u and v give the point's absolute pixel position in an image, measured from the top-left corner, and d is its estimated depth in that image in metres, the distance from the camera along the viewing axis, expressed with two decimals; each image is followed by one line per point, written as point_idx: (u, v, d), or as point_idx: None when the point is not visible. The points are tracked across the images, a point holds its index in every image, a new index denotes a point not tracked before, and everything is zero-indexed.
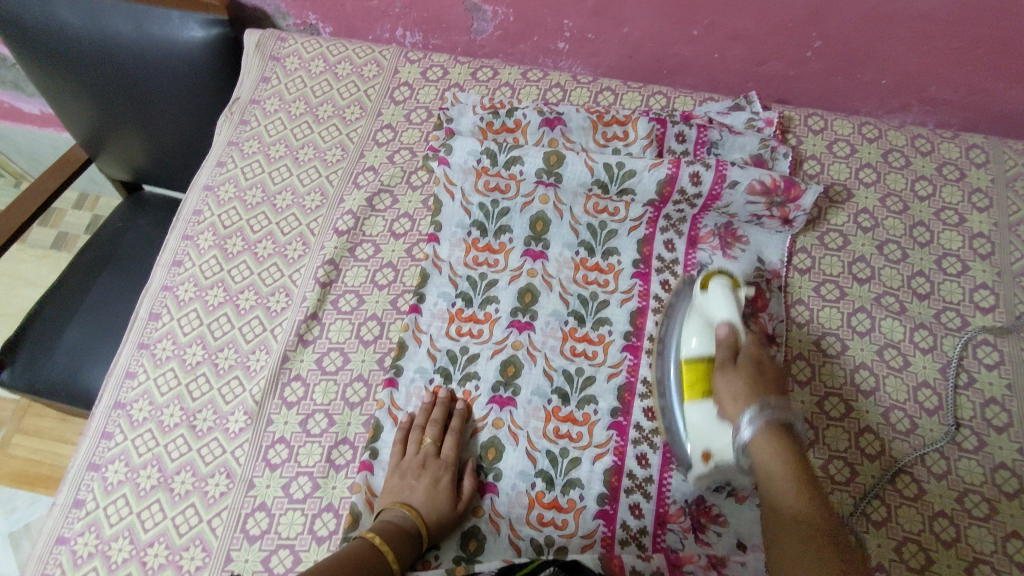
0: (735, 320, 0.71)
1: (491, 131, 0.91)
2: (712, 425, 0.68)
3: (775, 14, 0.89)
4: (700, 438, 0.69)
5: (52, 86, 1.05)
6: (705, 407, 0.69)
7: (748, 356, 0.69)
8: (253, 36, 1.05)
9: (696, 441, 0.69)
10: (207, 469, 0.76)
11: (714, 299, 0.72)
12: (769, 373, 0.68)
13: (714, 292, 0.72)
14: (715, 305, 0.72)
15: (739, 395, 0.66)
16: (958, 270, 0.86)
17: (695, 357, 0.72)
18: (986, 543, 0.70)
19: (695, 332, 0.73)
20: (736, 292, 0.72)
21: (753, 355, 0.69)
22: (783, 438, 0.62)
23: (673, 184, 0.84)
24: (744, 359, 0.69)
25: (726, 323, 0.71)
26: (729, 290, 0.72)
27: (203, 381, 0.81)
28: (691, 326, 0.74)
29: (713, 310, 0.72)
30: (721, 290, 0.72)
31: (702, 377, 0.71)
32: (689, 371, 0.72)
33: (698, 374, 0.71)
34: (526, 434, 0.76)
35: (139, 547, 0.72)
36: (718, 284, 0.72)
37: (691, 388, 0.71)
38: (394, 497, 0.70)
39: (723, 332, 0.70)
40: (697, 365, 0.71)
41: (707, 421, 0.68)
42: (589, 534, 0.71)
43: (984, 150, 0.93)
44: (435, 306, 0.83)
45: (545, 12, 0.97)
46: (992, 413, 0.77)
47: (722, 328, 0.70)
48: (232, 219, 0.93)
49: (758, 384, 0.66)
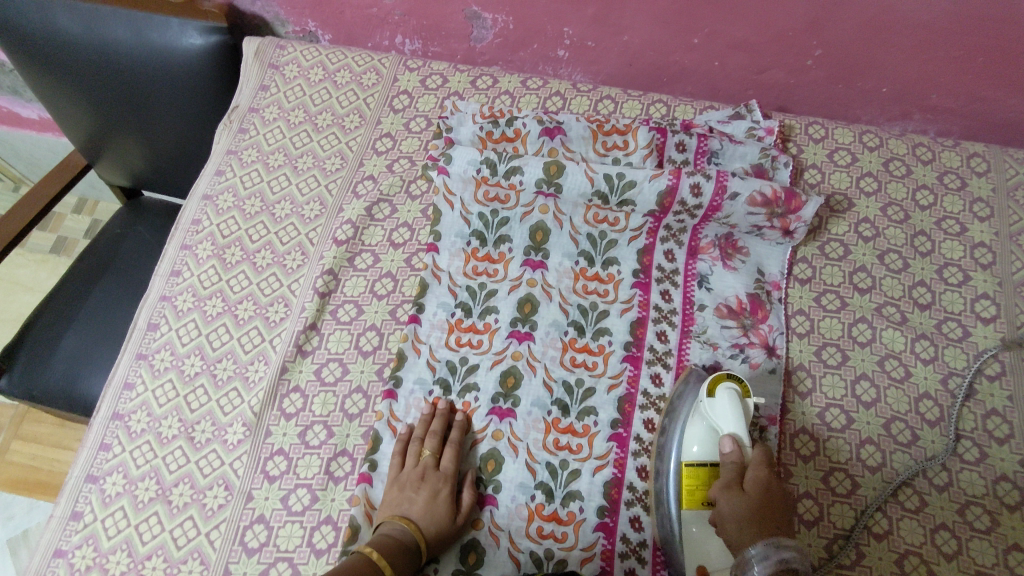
0: (742, 433, 0.67)
1: (491, 140, 0.91)
2: (711, 538, 0.65)
3: (776, 22, 0.89)
4: (694, 553, 0.65)
5: (50, 93, 1.05)
6: (703, 522, 0.66)
7: (757, 478, 0.63)
8: (253, 44, 1.05)
9: (690, 556, 0.66)
10: (205, 481, 0.75)
11: (722, 410, 0.69)
12: (778, 500, 0.63)
13: (722, 400, 0.69)
14: (723, 415, 0.68)
15: (743, 523, 0.61)
16: (959, 280, 0.85)
17: (697, 466, 0.68)
18: (988, 555, 0.69)
19: (699, 438, 0.69)
20: (744, 401, 0.70)
21: (761, 476, 0.64)
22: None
23: (674, 195, 0.83)
24: (751, 482, 0.63)
25: (732, 437, 0.67)
26: (737, 398, 0.69)
27: (201, 392, 0.81)
28: (694, 430, 0.70)
29: (719, 419, 0.69)
30: (731, 399, 0.69)
31: (702, 488, 0.67)
32: (689, 480, 0.68)
33: (699, 485, 0.67)
34: (526, 445, 0.76)
35: (136, 560, 0.72)
36: (728, 393, 0.69)
37: (689, 497, 0.67)
38: (392, 511, 0.69)
39: (729, 446, 0.66)
40: (698, 474, 0.68)
41: (704, 535, 0.65)
42: (589, 547, 0.71)
43: (985, 158, 0.93)
44: (434, 317, 0.82)
45: (545, 20, 0.97)
46: (994, 425, 0.76)
47: (730, 442, 0.67)
48: (231, 229, 0.92)
49: (763, 515, 0.61)
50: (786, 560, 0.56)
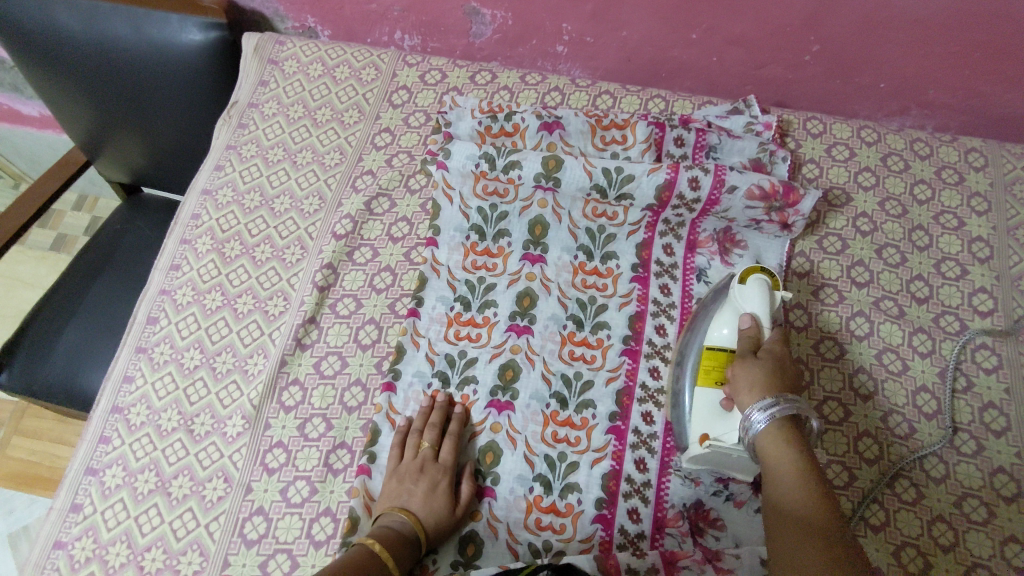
0: (763, 316, 0.70)
1: (489, 135, 0.91)
2: (721, 412, 0.68)
3: (774, 18, 0.89)
4: (702, 422, 0.69)
5: (50, 89, 1.05)
6: (713, 396, 0.69)
7: (770, 352, 0.67)
8: (252, 40, 1.06)
9: (698, 424, 0.70)
10: (205, 473, 0.76)
11: (749, 293, 0.71)
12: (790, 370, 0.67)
13: (752, 287, 0.71)
14: (749, 298, 0.71)
15: (754, 383, 0.65)
16: (956, 274, 0.86)
17: (718, 349, 0.71)
18: (985, 547, 0.70)
19: (725, 323, 0.72)
20: (774, 292, 0.71)
21: (775, 350, 0.68)
22: (793, 434, 0.61)
23: (672, 188, 0.84)
24: (765, 354, 0.67)
25: (753, 318, 0.70)
26: (765, 287, 0.70)
27: (200, 385, 0.81)
28: (721, 317, 0.73)
29: (744, 303, 0.71)
30: (760, 286, 0.70)
31: (720, 368, 0.70)
32: (708, 359, 0.71)
33: (717, 364, 0.71)
34: (524, 438, 0.76)
35: (136, 551, 0.72)
36: (756, 280, 0.71)
37: (706, 374, 0.71)
38: (392, 502, 0.70)
39: (748, 325, 0.69)
40: (718, 355, 0.71)
41: (712, 407, 0.69)
42: (587, 539, 0.71)
43: (983, 153, 0.93)
44: (433, 311, 0.83)
45: (544, 16, 0.97)
46: (991, 417, 0.77)
47: (749, 322, 0.70)
48: (230, 223, 0.93)
49: (772, 377, 0.65)
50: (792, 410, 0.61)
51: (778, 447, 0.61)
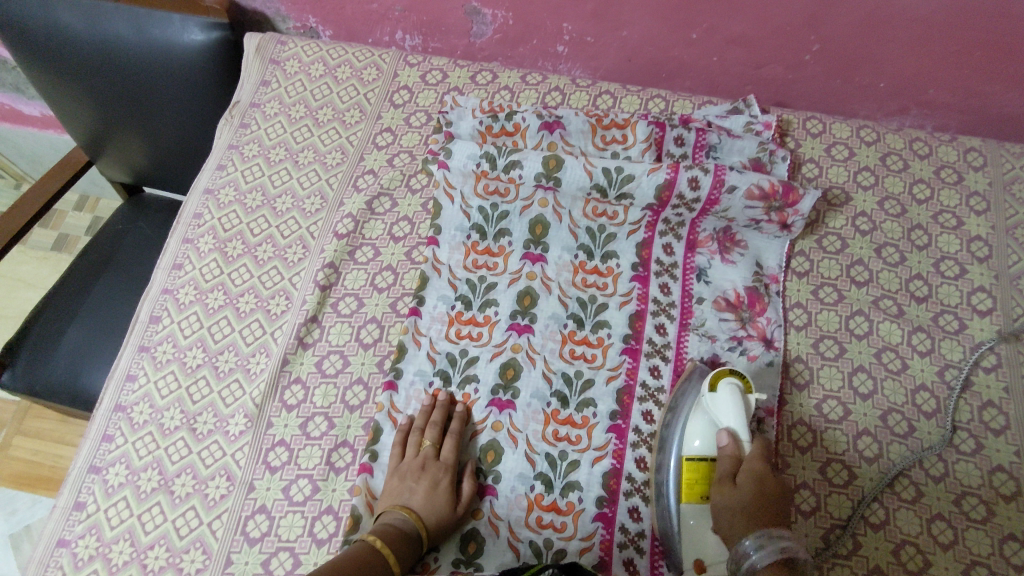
0: (740, 429, 0.70)
1: (490, 134, 0.91)
2: (709, 533, 0.67)
3: (774, 18, 0.89)
4: (693, 547, 0.67)
5: (54, 90, 1.05)
6: (701, 515, 0.68)
7: (751, 470, 0.67)
8: (254, 39, 1.06)
9: (688, 548, 0.68)
10: (207, 472, 0.76)
11: (723, 403, 0.71)
12: (772, 488, 0.65)
13: (724, 395, 0.71)
14: (724, 411, 0.71)
15: (737, 513, 0.64)
16: (955, 273, 0.86)
17: (697, 460, 0.70)
18: (984, 545, 0.70)
19: (699, 434, 0.72)
20: (745, 397, 0.72)
21: (755, 468, 0.67)
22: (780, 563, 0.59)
23: (672, 188, 0.84)
24: (746, 473, 0.66)
25: (730, 432, 0.70)
26: (738, 394, 0.71)
27: (203, 383, 0.82)
28: (695, 426, 0.72)
29: (720, 414, 0.71)
30: (733, 394, 0.71)
31: (702, 481, 0.70)
32: (688, 474, 0.70)
33: (698, 478, 0.70)
34: (525, 436, 0.76)
35: (139, 549, 0.72)
36: (729, 387, 0.71)
37: (688, 490, 0.69)
38: (394, 500, 0.70)
39: (726, 440, 0.70)
40: (698, 468, 0.70)
41: (701, 529, 0.67)
42: (588, 537, 0.71)
43: (982, 153, 0.94)
44: (434, 310, 0.83)
45: (544, 16, 0.97)
46: (990, 416, 0.77)
47: (727, 437, 0.70)
48: (232, 222, 0.93)
49: (756, 502, 0.64)
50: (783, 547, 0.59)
51: None
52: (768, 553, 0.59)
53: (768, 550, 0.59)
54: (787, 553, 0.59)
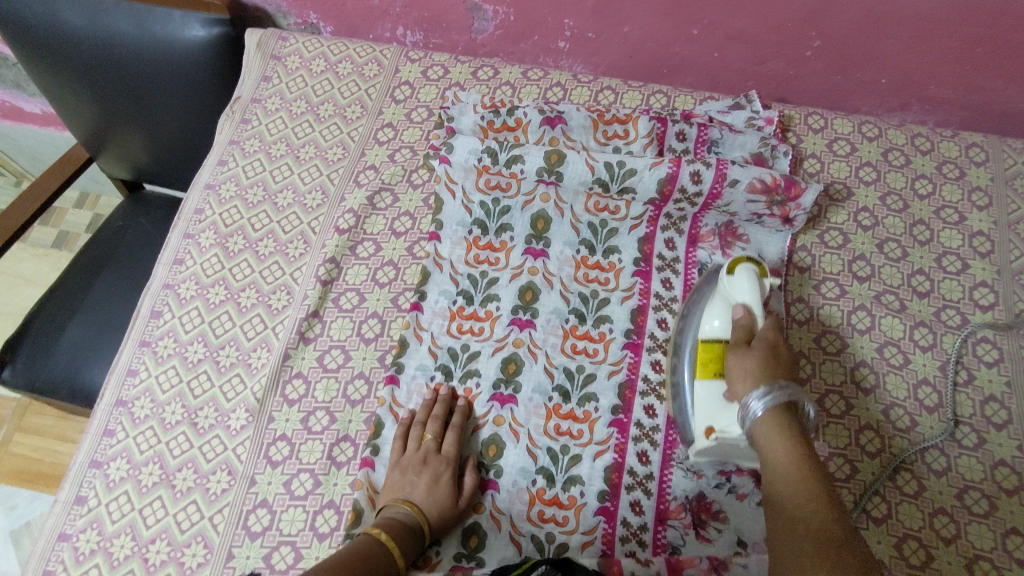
0: (755, 306, 0.70)
1: (492, 129, 0.92)
2: (723, 404, 0.68)
3: (775, 13, 0.89)
4: (707, 415, 0.69)
5: (55, 86, 1.05)
6: (715, 388, 0.69)
7: (765, 339, 0.68)
8: (255, 35, 1.06)
9: (702, 418, 0.70)
10: (209, 466, 0.76)
11: (738, 282, 0.71)
12: (784, 357, 0.67)
13: (737, 275, 0.72)
14: (739, 289, 0.71)
15: (748, 374, 0.66)
16: (957, 268, 0.86)
17: (713, 340, 0.71)
18: (986, 540, 0.70)
19: (717, 314, 0.72)
20: (762, 280, 0.72)
21: (768, 339, 0.68)
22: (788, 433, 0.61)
23: (674, 183, 0.84)
24: (759, 342, 0.67)
25: (745, 308, 0.70)
26: (753, 274, 0.71)
27: (204, 378, 0.81)
28: (713, 308, 0.73)
29: (735, 293, 0.71)
30: (748, 275, 0.71)
31: (719, 357, 0.70)
32: (705, 352, 0.72)
33: (713, 355, 0.71)
34: (527, 431, 0.76)
35: (140, 543, 0.72)
36: (743, 269, 0.71)
37: (703, 367, 0.71)
38: (395, 494, 0.70)
39: (740, 315, 0.70)
40: (714, 345, 0.71)
41: (715, 399, 0.69)
42: (589, 531, 0.71)
43: (984, 148, 0.94)
44: (435, 304, 0.83)
45: (546, 12, 0.97)
46: (992, 410, 0.77)
47: (742, 312, 0.70)
48: (234, 218, 0.93)
49: (767, 364, 0.65)
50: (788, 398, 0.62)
51: (772, 435, 0.61)
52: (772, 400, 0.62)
53: (775, 397, 0.62)
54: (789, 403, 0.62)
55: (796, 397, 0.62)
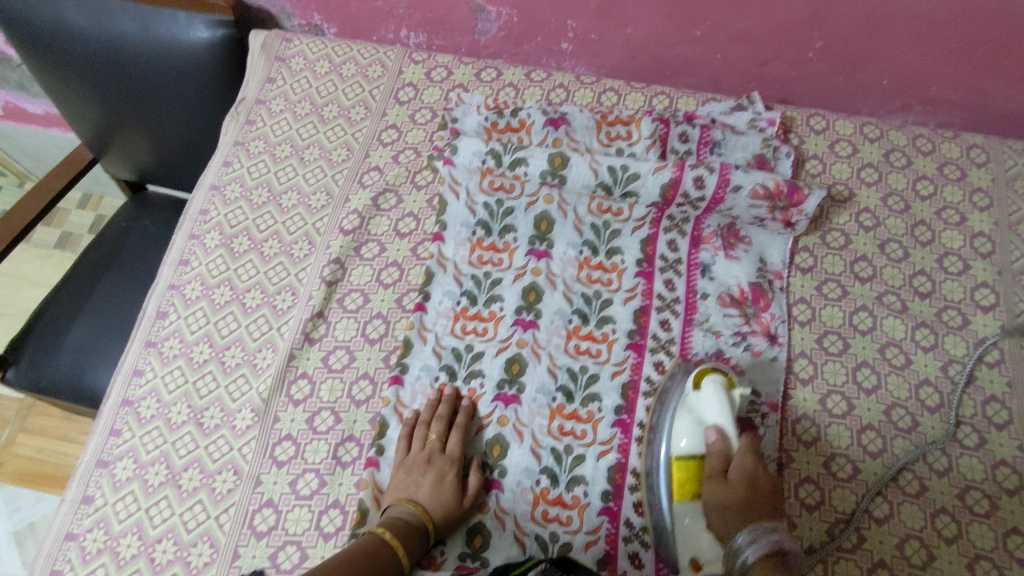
0: (726, 425, 0.70)
1: (496, 130, 0.92)
2: (701, 533, 0.68)
3: (778, 15, 0.90)
4: (688, 546, 0.68)
5: (60, 88, 1.06)
6: (693, 514, 0.69)
7: (742, 467, 0.67)
8: (259, 37, 1.06)
9: (683, 548, 0.68)
10: (215, 466, 0.76)
11: (708, 403, 0.72)
12: (762, 486, 0.67)
13: (708, 393, 0.72)
14: (709, 409, 0.72)
15: (730, 509, 0.66)
16: (958, 269, 0.86)
17: (686, 460, 0.71)
18: (987, 539, 0.70)
19: (686, 433, 0.72)
20: (731, 393, 0.72)
21: (745, 466, 0.67)
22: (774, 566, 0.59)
23: (677, 187, 0.85)
24: (735, 470, 0.67)
25: (718, 429, 0.70)
26: (721, 391, 0.72)
27: (210, 378, 0.82)
28: (681, 425, 0.73)
29: (705, 412, 0.72)
30: (717, 392, 0.72)
31: (692, 480, 0.71)
32: (678, 473, 0.71)
33: (688, 478, 0.71)
34: (531, 431, 0.77)
35: (147, 543, 0.73)
36: (714, 387, 0.72)
37: (679, 489, 0.71)
38: (400, 493, 0.71)
39: (714, 438, 0.70)
40: (687, 467, 0.71)
41: (695, 527, 0.69)
42: (593, 531, 0.72)
43: (985, 150, 0.94)
44: (440, 305, 0.83)
45: (549, 13, 0.98)
46: (993, 411, 0.77)
47: (714, 434, 0.70)
48: (238, 219, 0.93)
49: (748, 499, 0.65)
50: (776, 542, 0.60)
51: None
52: (762, 549, 0.60)
53: (762, 545, 0.60)
54: (777, 549, 0.60)
55: (782, 538, 0.61)
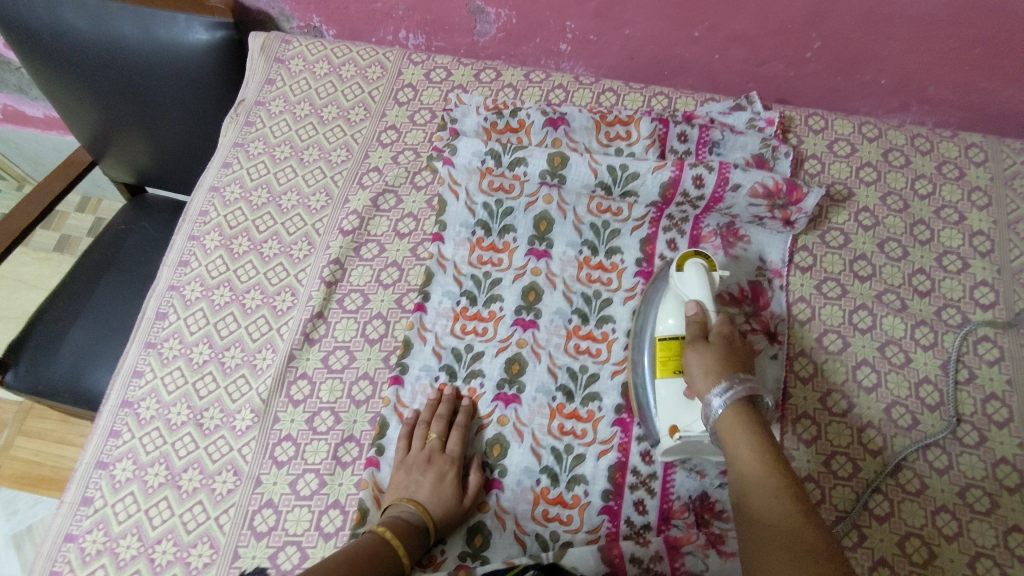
0: (706, 300, 0.71)
1: (495, 130, 0.92)
2: (681, 402, 0.69)
3: (776, 16, 0.90)
4: (669, 415, 0.70)
5: (59, 91, 1.06)
6: (674, 385, 0.70)
7: (718, 336, 0.69)
8: (259, 39, 1.06)
9: (664, 420, 0.70)
10: (214, 466, 0.76)
11: (689, 281, 0.72)
12: (739, 351, 0.68)
13: (689, 273, 0.73)
14: (690, 286, 0.72)
15: (705, 370, 0.66)
16: (958, 267, 0.86)
17: (670, 338, 0.72)
18: (988, 537, 0.70)
19: (671, 313, 0.74)
20: (712, 274, 0.73)
21: (721, 333, 0.69)
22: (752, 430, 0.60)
23: (676, 186, 0.85)
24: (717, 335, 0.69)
25: (697, 303, 0.71)
26: (703, 270, 0.72)
27: (210, 379, 0.82)
28: (667, 307, 0.74)
29: (686, 291, 0.73)
30: (697, 272, 0.72)
31: (674, 355, 0.71)
32: (662, 350, 0.72)
33: (671, 354, 0.72)
34: (531, 431, 0.77)
35: (147, 544, 0.73)
36: (694, 267, 0.73)
37: (663, 365, 0.72)
38: (401, 493, 0.71)
39: (694, 311, 0.70)
40: (671, 342, 0.72)
41: (675, 397, 0.70)
42: (593, 530, 0.72)
43: (983, 149, 0.94)
44: (440, 305, 0.83)
45: (547, 14, 0.98)
46: (993, 408, 0.77)
47: (694, 308, 0.71)
48: (238, 220, 0.94)
49: (722, 360, 0.66)
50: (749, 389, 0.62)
51: (734, 427, 0.61)
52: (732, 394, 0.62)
53: (732, 392, 0.62)
54: (747, 398, 0.62)
55: (754, 389, 0.63)
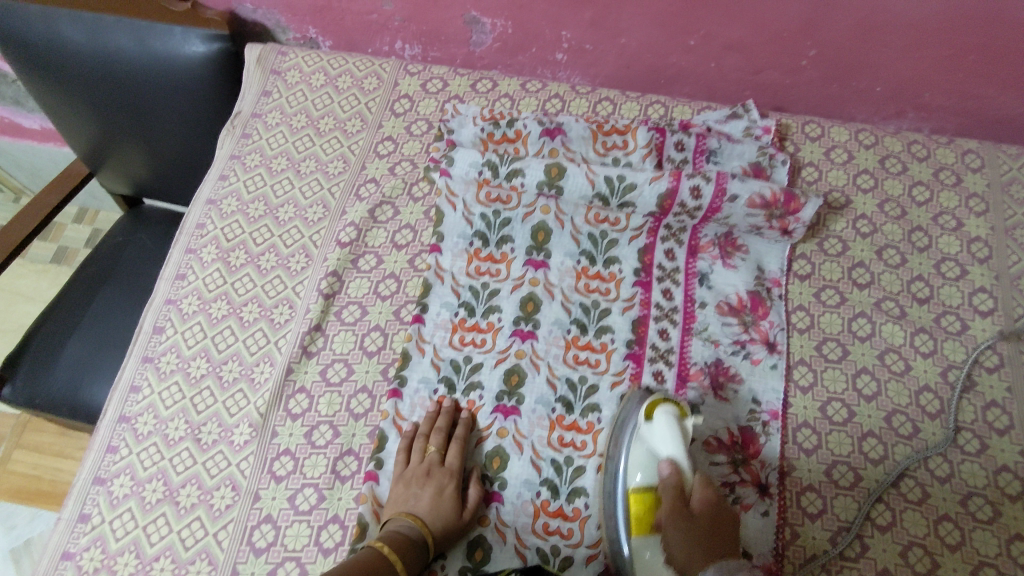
0: (681, 458, 0.67)
1: (492, 141, 0.93)
2: (661, 570, 0.64)
3: (771, 24, 0.90)
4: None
5: (56, 104, 1.06)
6: (654, 547, 0.66)
7: (698, 500, 0.65)
8: (255, 51, 1.06)
9: None
10: (212, 482, 0.76)
11: (662, 434, 0.68)
12: (721, 515, 0.65)
13: (661, 426, 0.68)
14: (664, 442, 0.68)
15: (692, 546, 0.63)
16: (956, 274, 0.86)
17: (642, 494, 0.67)
18: (991, 545, 0.70)
19: (640, 466, 0.68)
20: (682, 423, 0.69)
21: (702, 499, 0.65)
22: None
23: (674, 197, 0.85)
24: (696, 501, 0.65)
25: (672, 462, 0.67)
26: (674, 421, 0.68)
27: (208, 393, 0.81)
28: (635, 459, 0.69)
29: (659, 444, 0.68)
30: (669, 422, 0.68)
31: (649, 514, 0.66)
32: (636, 508, 0.66)
33: (646, 513, 0.66)
34: (531, 443, 0.76)
35: (145, 561, 0.72)
36: (665, 416, 0.69)
37: (638, 524, 0.66)
38: (400, 507, 0.70)
39: (668, 471, 0.66)
40: (643, 501, 0.67)
41: (654, 563, 0.65)
42: (594, 544, 0.71)
43: (980, 155, 0.94)
44: (438, 316, 0.83)
45: (543, 24, 0.98)
46: (994, 416, 0.77)
47: (669, 467, 0.66)
48: (235, 232, 0.93)
49: (708, 534, 0.64)
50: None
51: None
52: None
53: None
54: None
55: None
